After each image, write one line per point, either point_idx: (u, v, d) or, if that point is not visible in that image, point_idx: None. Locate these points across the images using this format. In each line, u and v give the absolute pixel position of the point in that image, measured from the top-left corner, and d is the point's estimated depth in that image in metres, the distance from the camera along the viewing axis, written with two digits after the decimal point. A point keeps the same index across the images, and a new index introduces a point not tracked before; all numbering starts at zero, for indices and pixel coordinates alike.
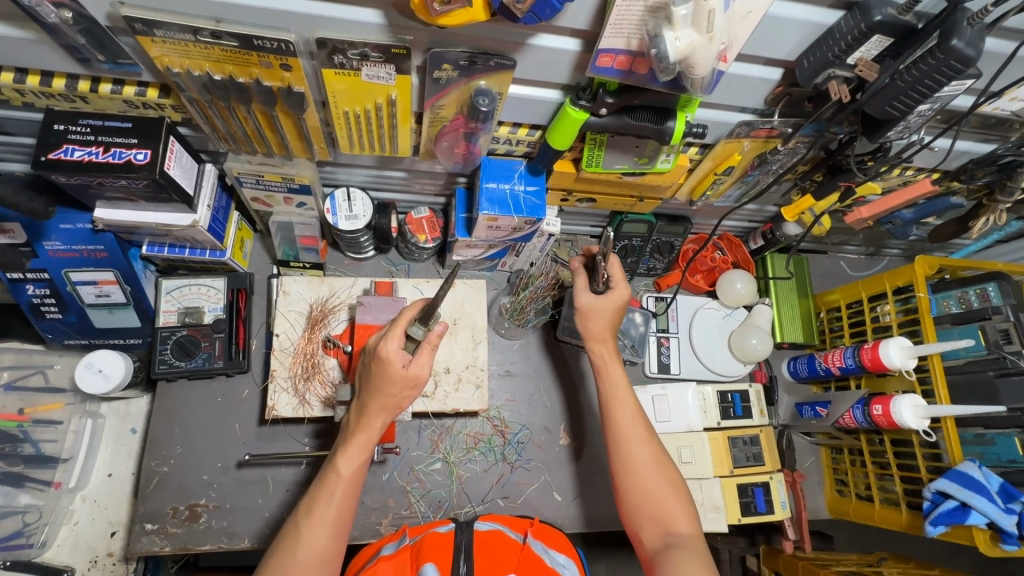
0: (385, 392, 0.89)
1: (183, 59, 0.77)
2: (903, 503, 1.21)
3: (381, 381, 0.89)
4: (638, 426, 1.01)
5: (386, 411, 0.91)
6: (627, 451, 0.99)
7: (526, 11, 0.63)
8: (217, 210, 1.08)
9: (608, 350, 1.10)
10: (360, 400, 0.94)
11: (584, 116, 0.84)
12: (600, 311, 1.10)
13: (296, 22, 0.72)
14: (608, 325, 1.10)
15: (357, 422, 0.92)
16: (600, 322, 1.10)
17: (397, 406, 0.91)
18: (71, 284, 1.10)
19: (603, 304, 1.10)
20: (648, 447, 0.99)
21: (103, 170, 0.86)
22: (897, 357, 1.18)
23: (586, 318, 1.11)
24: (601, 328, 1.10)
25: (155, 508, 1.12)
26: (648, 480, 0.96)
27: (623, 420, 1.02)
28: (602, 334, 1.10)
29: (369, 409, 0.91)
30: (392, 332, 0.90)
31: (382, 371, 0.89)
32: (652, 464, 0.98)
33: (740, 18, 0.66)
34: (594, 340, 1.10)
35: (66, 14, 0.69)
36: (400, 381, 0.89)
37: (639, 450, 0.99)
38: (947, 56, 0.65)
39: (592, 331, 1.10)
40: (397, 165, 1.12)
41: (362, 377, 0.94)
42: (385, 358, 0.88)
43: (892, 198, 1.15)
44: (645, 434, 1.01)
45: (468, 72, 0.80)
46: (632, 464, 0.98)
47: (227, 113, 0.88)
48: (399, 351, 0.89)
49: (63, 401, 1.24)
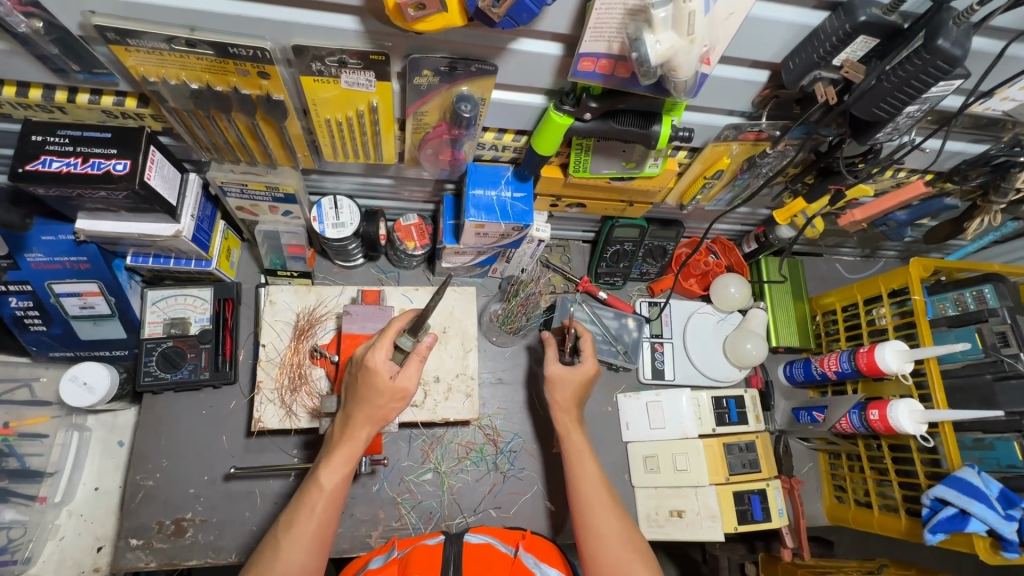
0: (372, 402, 0.88)
1: (158, 68, 0.76)
2: (902, 509, 1.19)
3: (366, 392, 0.88)
4: (602, 493, 0.99)
5: (371, 421, 0.89)
6: (593, 519, 0.96)
7: (503, 15, 0.61)
8: (201, 220, 1.07)
9: (570, 418, 1.09)
10: (347, 410, 0.92)
11: (568, 121, 0.83)
12: (566, 382, 1.11)
13: (272, 29, 0.71)
14: (571, 394, 1.11)
15: (342, 433, 0.90)
16: (565, 387, 1.11)
17: (384, 417, 0.89)
18: (54, 296, 1.09)
19: (570, 378, 1.11)
20: (614, 511, 0.97)
21: (81, 181, 0.85)
22: (894, 361, 1.17)
23: (554, 387, 1.11)
24: (563, 398, 1.10)
25: (141, 523, 1.10)
26: (614, 548, 0.92)
27: (587, 484, 1.00)
28: (568, 404, 1.10)
29: (355, 420, 0.89)
30: (381, 341, 0.89)
31: (369, 381, 0.87)
32: (617, 530, 0.94)
33: (722, 21, 0.64)
34: (559, 408, 1.10)
35: (37, 23, 0.68)
36: (385, 392, 0.87)
37: (603, 515, 0.96)
38: (932, 56, 0.64)
39: (557, 401, 1.11)
40: (383, 173, 1.10)
41: (348, 387, 0.92)
42: (373, 368, 0.87)
43: (887, 200, 1.13)
44: (610, 498, 0.99)
45: (450, 78, 0.78)
46: (597, 533, 0.94)
47: (207, 123, 0.87)
48: (387, 362, 0.88)
49: (50, 414, 1.22)
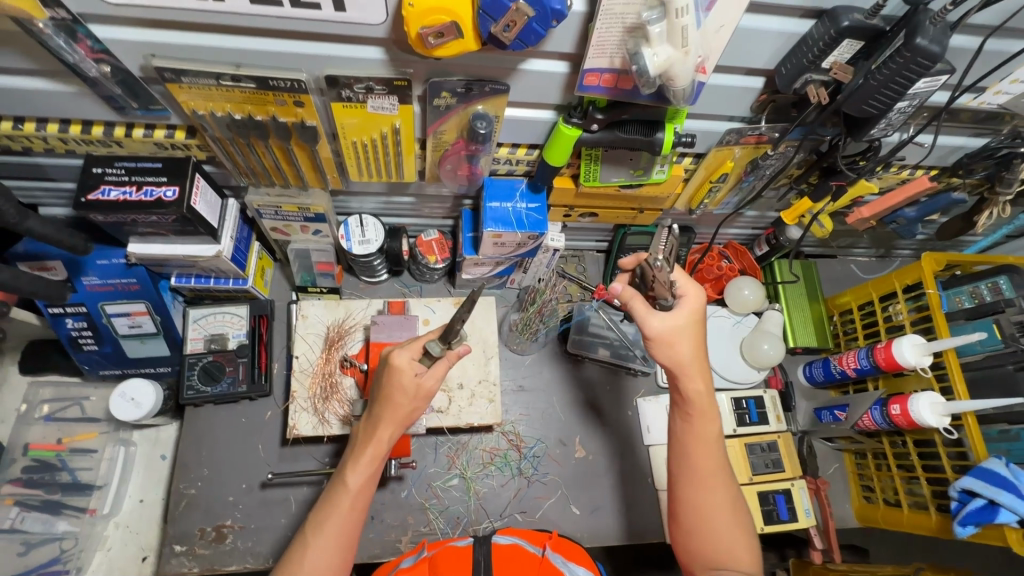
0: (394, 403, 0.91)
1: (206, 102, 0.85)
2: (932, 506, 1.18)
3: (390, 388, 0.90)
4: (720, 472, 0.88)
5: (398, 419, 0.92)
6: (704, 496, 0.87)
7: (513, 38, 0.68)
8: (239, 241, 1.15)
9: (706, 388, 0.89)
10: (372, 413, 0.95)
11: (577, 132, 0.89)
12: (681, 333, 0.88)
13: (307, 62, 0.79)
14: (695, 351, 0.89)
15: (365, 434, 0.93)
16: (683, 346, 0.89)
17: (407, 418, 0.93)
18: (107, 316, 1.17)
19: (686, 329, 0.89)
20: (728, 492, 0.87)
21: (135, 207, 0.93)
22: (912, 354, 1.17)
23: (669, 340, 0.89)
24: (683, 358, 0.89)
25: (184, 530, 1.16)
26: (721, 526, 0.86)
27: (706, 463, 0.89)
28: (688, 361, 0.89)
29: (377, 421, 0.92)
30: (412, 345, 0.92)
31: (392, 379, 0.91)
32: (726, 512, 0.86)
33: (713, 34, 0.70)
34: (686, 371, 0.89)
35: (105, 68, 0.77)
36: (408, 391, 0.90)
37: (715, 495, 0.87)
38: (913, 54, 0.68)
39: (676, 356, 0.89)
40: (406, 191, 1.18)
41: (374, 388, 0.95)
42: (399, 369, 0.89)
43: (893, 196, 1.15)
44: (724, 479, 0.88)
45: (466, 98, 0.85)
46: (705, 512, 0.86)
47: (247, 150, 0.96)
48: (412, 360, 0.91)
49: (98, 430, 1.31)
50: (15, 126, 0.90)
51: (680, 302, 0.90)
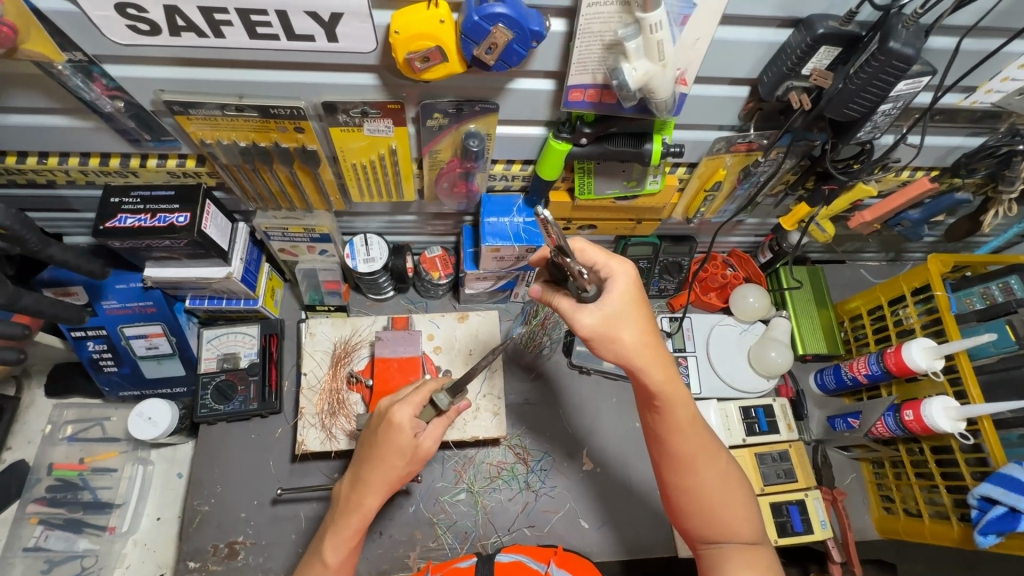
0: (388, 464, 0.86)
1: (213, 132, 0.90)
2: (953, 516, 1.14)
3: (388, 448, 0.85)
4: (704, 452, 0.83)
5: (383, 486, 0.87)
6: (692, 478, 0.83)
7: (496, 59, 0.71)
8: (249, 262, 1.20)
9: (667, 372, 0.79)
10: (358, 474, 0.89)
11: (566, 147, 0.91)
12: (623, 318, 0.76)
13: (304, 90, 0.83)
14: (644, 334, 0.77)
15: (351, 501, 0.87)
16: (632, 339, 0.76)
17: (398, 482, 0.88)
18: (125, 338, 1.22)
19: (624, 314, 0.75)
20: (717, 467, 0.84)
21: (150, 233, 0.98)
22: (922, 358, 1.15)
23: (612, 332, 0.76)
24: (635, 347, 0.76)
25: (197, 547, 1.18)
26: (716, 500, 0.83)
27: (687, 448, 0.82)
28: (640, 347, 0.76)
29: (367, 487, 0.86)
30: (410, 397, 0.88)
31: (391, 437, 0.85)
32: (719, 491, 0.83)
33: (690, 46, 0.72)
34: (640, 364, 0.77)
35: (119, 103, 0.83)
36: (406, 451, 0.85)
37: (705, 476, 0.83)
38: (887, 57, 0.70)
39: (625, 347, 0.76)
40: (408, 209, 1.22)
41: (368, 441, 0.90)
42: (397, 425, 0.85)
43: (894, 199, 1.14)
44: (711, 457, 0.84)
45: (458, 118, 0.89)
46: (697, 494, 0.83)
47: (253, 176, 1.00)
48: (413, 418, 0.87)
49: (118, 449, 1.35)
50: (40, 160, 0.97)
51: (606, 288, 0.76)
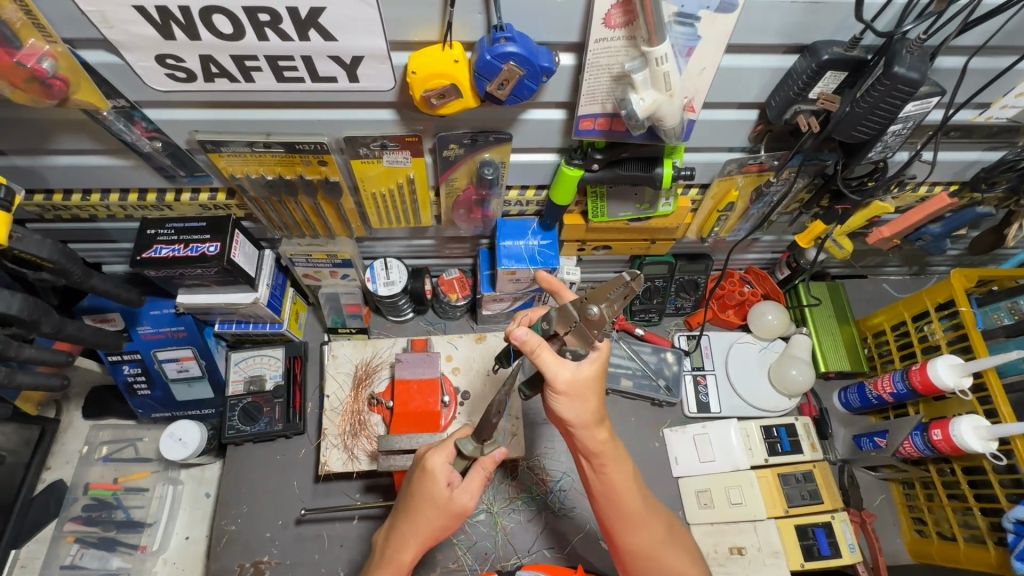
0: (424, 515, 0.87)
1: (243, 167, 0.95)
2: (989, 540, 1.11)
3: (422, 499, 0.87)
4: (647, 509, 0.90)
5: (416, 542, 0.89)
6: (638, 537, 0.89)
7: (508, 94, 0.74)
8: (275, 288, 1.25)
9: (607, 435, 0.85)
10: (394, 525, 0.92)
11: (578, 172, 0.93)
12: (587, 388, 0.81)
13: (327, 126, 0.88)
14: (594, 406, 0.83)
15: (387, 554, 0.90)
16: (586, 406, 0.82)
17: (433, 536, 0.89)
18: (158, 362, 1.28)
19: (591, 381, 0.81)
20: (659, 522, 0.90)
21: (183, 262, 1.03)
22: (949, 376, 1.12)
23: (571, 398, 0.81)
24: (586, 413, 0.82)
25: (224, 566, 1.21)
26: (663, 555, 0.90)
27: (633, 508, 0.88)
28: (590, 415, 0.82)
29: (404, 541, 0.89)
30: (442, 445, 0.89)
31: (426, 487, 0.86)
32: (665, 545, 0.90)
33: (697, 75, 0.74)
34: (586, 428, 0.83)
35: (157, 144, 0.89)
36: (441, 503, 0.86)
37: (650, 532, 0.89)
38: (892, 81, 0.72)
39: (577, 414, 0.82)
40: (426, 234, 1.25)
41: (405, 491, 0.92)
42: (431, 472, 0.86)
43: (912, 214, 1.13)
44: (652, 513, 0.90)
45: (473, 148, 0.92)
46: (647, 550, 0.89)
47: (280, 207, 1.05)
48: (446, 467, 0.88)
49: (150, 469, 1.40)
50: (84, 197, 1.03)
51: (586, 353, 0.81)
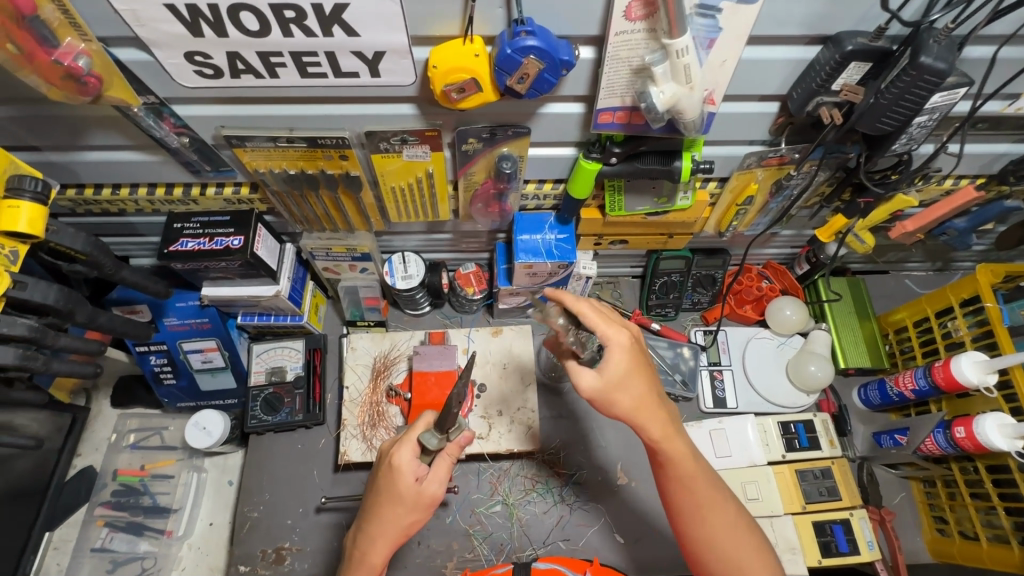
0: (395, 509, 0.85)
1: (266, 161, 0.97)
2: (1014, 540, 1.09)
3: (391, 496, 0.85)
4: (714, 491, 0.85)
5: (388, 541, 0.86)
6: (710, 523, 0.84)
7: (528, 88, 0.75)
8: (295, 281, 1.27)
9: (668, 417, 0.83)
10: (362, 524, 0.89)
11: (596, 166, 0.93)
12: (623, 381, 0.79)
13: (348, 121, 0.89)
14: (645, 387, 0.81)
15: (356, 556, 0.88)
16: (634, 391, 0.80)
17: (404, 530, 0.87)
18: (183, 352, 1.31)
19: (626, 374, 0.79)
20: (731, 507, 0.85)
21: (208, 255, 1.05)
22: (973, 373, 1.11)
23: (617, 386, 0.79)
24: (640, 394, 0.80)
25: (248, 551, 1.24)
26: (743, 543, 0.84)
27: (701, 488, 0.84)
28: (643, 395, 0.80)
29: (373, 541, 0.86)
30: (406, 440, 0.86)
31: (394, 482, 0.85)
32: (737, 536, 0.84)
33: (718, 67, 0.74)
34: (645, 409, 0.81)
35: (184, 139, 0.91)
36: (410, 498, 0.85)
37: (721, 520, 0.84)
38: (918, 71, 0.71)
39: (634, 394, 0.80)
40: (444, 228, 1.26)
41: (372, 486, 0.89)
42: (397, 469, 0.84)
43: (937, 207, 1.11)
44: (721, 497, 0.85)
45: (492, 142, 0.93)
46: (722, 542, 0.84)
47: (301, 201, 1.07)
48: (413, 461, 0.85)
49: (175, 457, 1.44)
50: (114, 191, 1.06)
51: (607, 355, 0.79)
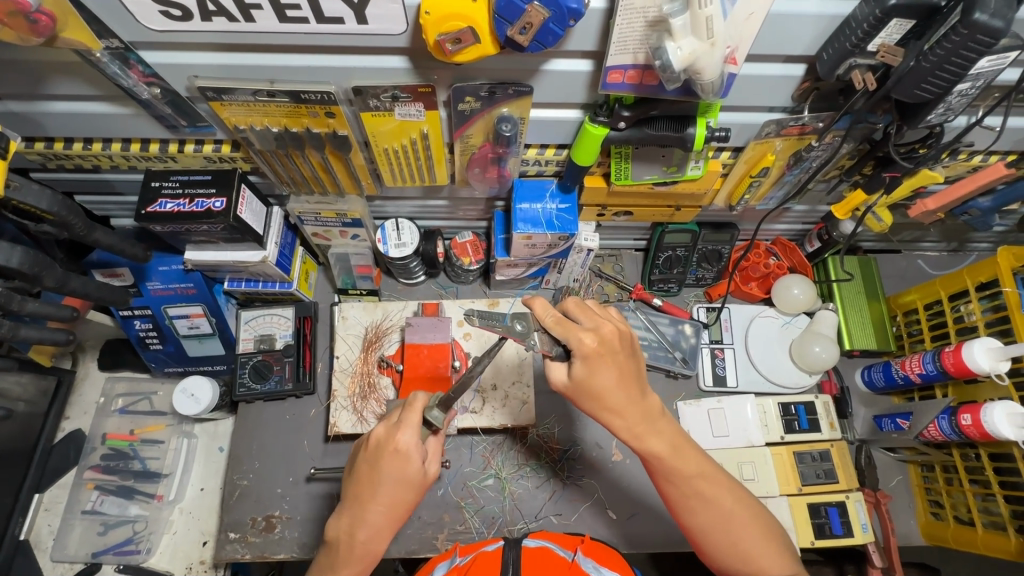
0: (399, 493, 0.83)
1: (247, 117, 0.90)
2: (1011, 527, 1.09)
3: (397, 482, 0.83)
4: (701, 482, 0.82)
5: (388, 527, 0.84)
6: (697, 514, 0.82)
7: (531, 40, 0.67)
8: (284, 246, 1.21)
9: (641, 412, 0.80)
10: (356, 512, 0.84)
11: (604, 131, 0.86)
12: (592, 377, 0.77)
13: (335, 74, 0.82)
14: (617, 380, 0.77)
15: (353, 547, 0.83)
16: (605, 389, 0.77)
17: (405, 513, 0.85)
18: (169, 318, 1.27)
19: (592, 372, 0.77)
20: (727, 490, 0.83)
21: (188, 218, 0.99)
22: (985, 360, 1.07)
23: (585, 386, 0.77)
24: (610, 389, 0.77)
25: (237, 519, 1.22)
26: (737, 528, 0.81)
27: (688, 478, 0.82)
28: (618, 390, 0.78)
29: (376, 529, 0.83)
30: (412, 421, 0.84)
31: (400, 467, 0.82)
32: (736, 519, 0.82)
33: (743, 21, 0.67)
34: (613, 407, 0.78)
35: (156, 90, 0.84)
36: (416, 480, 0.84)
37: (715, 507, 0.82)
38: (971, 30, 0.64)
39: (603, 395, 0.77)
40: (439, 195, 1.20)
41: (365, 472, 0.85)
42: (407, 454, 0.82)
43: (961, 185, 1.05)
44: (713, 484, 0.83)
45: (491, 101, 0.86)
46: (719, 525, 0.82)
47: (287, 161, 1.00)
48: (419, 445, 0.84)
49: (165, 423, 1.42)
50: (86, 146, 0.99)
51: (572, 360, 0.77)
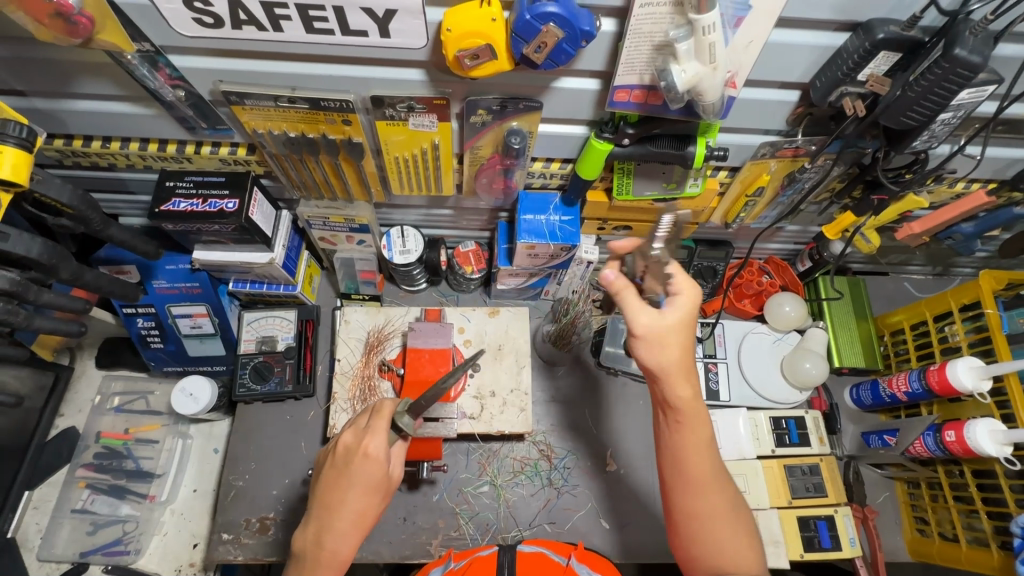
0: (361, 498, 0.85)
1: (265, 122, 0.93)
2: (994, 543, 1.11)
3: (364, 487, 0.84)
4: (709, 473, 0.82)
5: (356, 530, 0.85)
6: (694, 501, 0.82)
7: (544, 58, 0.71)
8: (291, 249, 1.24)
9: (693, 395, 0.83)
10: (321, 517, 0.85)
11: (608, 146, 0.91)
12: (665, 339, 0.81)
13: (355, 84, 0.86)
14: (681, 354, 0.83)
15: (318, 553, 0.84)
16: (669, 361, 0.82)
17: (369, 519, 0.86)
18: (172, 316, 1.28)
19: (674, 328, 0.82)
20: (724, 492, 0.83)
21: (201, 218, 1.02)
22: (969, 379, 1.10)
23: (654, 346, 0.82)
24: (672, 360, 0.82)
25: (231, 519, 1.22)
26: (721, 526, 0.81)
27: (701, 470, 0.82)
28: (674, 367, 0.82)
29: (341, 535, 0.84)
30: (379, 426, 0.86)
31: (366, 471, 0.84)
32: (727, 520, 0.82)
33: (743, 48, 0.72)
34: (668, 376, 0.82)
35: (179, 92, 0.87)
36: (379, 485, 0.85)
37: (705, 500, 0.82)
38: (952, 64, 0.69)
39: (663, 363, 0.82)
40: (445, 204, 1.24)
41: (331, 476, 0.86)
42: (373, 459, 0.84)
43: (945, 211, 1.10)
44: (721, 483, 0.83)
45: (501, 115, 0.90)
46: (706, 518, 0.81)
47: (300, 165, 1.04)
48: (387, 450, 0.86)
49: (160, 422, 1.42)
50: (105, 144, 1.02)
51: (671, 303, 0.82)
